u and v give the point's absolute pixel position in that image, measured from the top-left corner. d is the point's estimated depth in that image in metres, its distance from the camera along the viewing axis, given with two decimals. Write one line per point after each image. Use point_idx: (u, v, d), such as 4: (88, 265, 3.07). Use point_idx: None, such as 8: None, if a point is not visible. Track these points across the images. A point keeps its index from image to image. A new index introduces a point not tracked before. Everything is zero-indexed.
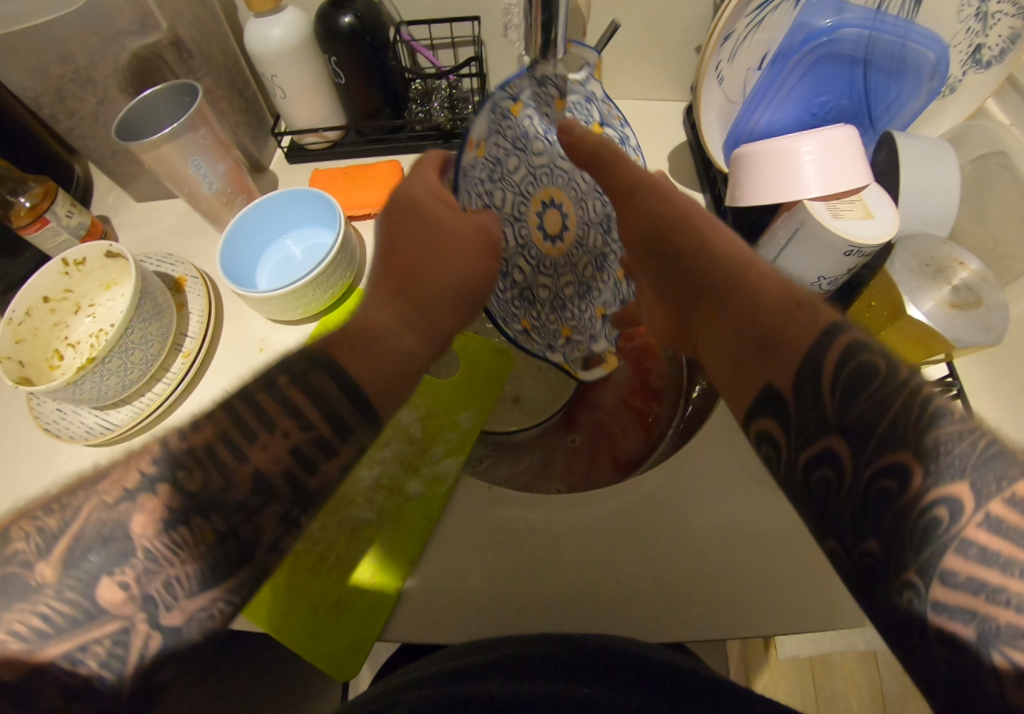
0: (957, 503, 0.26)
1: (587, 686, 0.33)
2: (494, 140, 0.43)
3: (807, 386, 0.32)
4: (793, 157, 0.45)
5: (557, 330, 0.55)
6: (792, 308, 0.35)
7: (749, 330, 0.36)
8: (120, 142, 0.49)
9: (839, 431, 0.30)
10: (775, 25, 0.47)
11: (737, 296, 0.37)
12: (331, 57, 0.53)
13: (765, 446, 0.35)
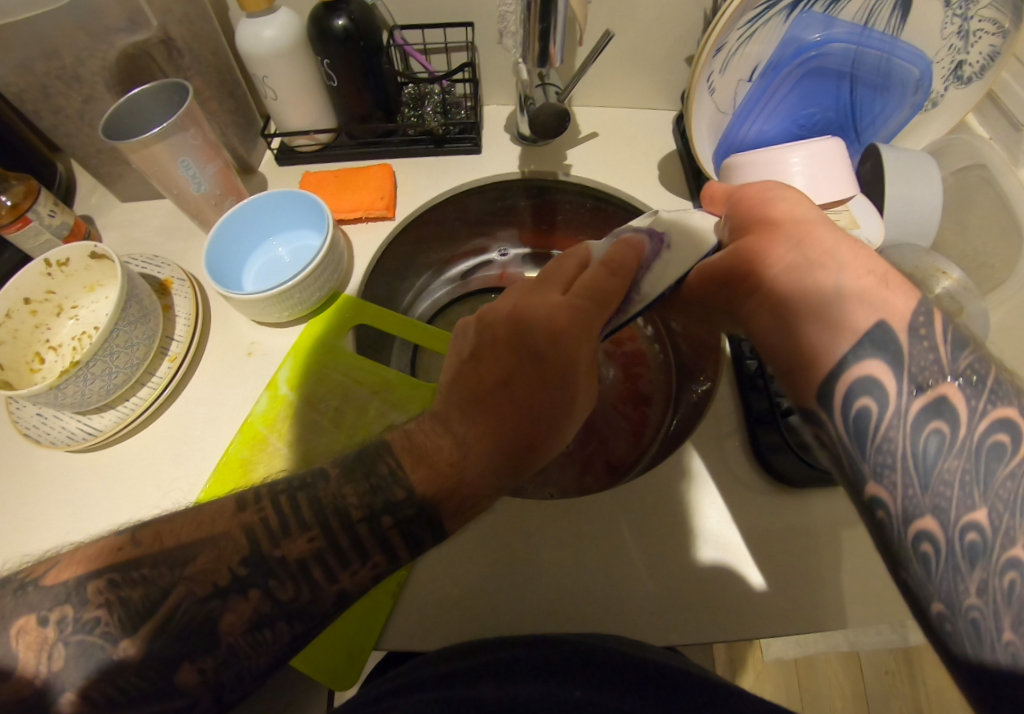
0: (1022, 433, 0.31)
1: (582, 690, 0.34)
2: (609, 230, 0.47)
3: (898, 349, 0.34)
4: (783, 169, 0.46)
5: None
6: (869, 274, 0.37)
7: (857, 276, 0.37)
8: (108, 141, 0.48)
9: (922, 365, 0.34)
10: (766, 38, 0.47)
11: (819, 273, 0.39)
12: (324, 60, 0.53)
13: (851, 409, 0.35)
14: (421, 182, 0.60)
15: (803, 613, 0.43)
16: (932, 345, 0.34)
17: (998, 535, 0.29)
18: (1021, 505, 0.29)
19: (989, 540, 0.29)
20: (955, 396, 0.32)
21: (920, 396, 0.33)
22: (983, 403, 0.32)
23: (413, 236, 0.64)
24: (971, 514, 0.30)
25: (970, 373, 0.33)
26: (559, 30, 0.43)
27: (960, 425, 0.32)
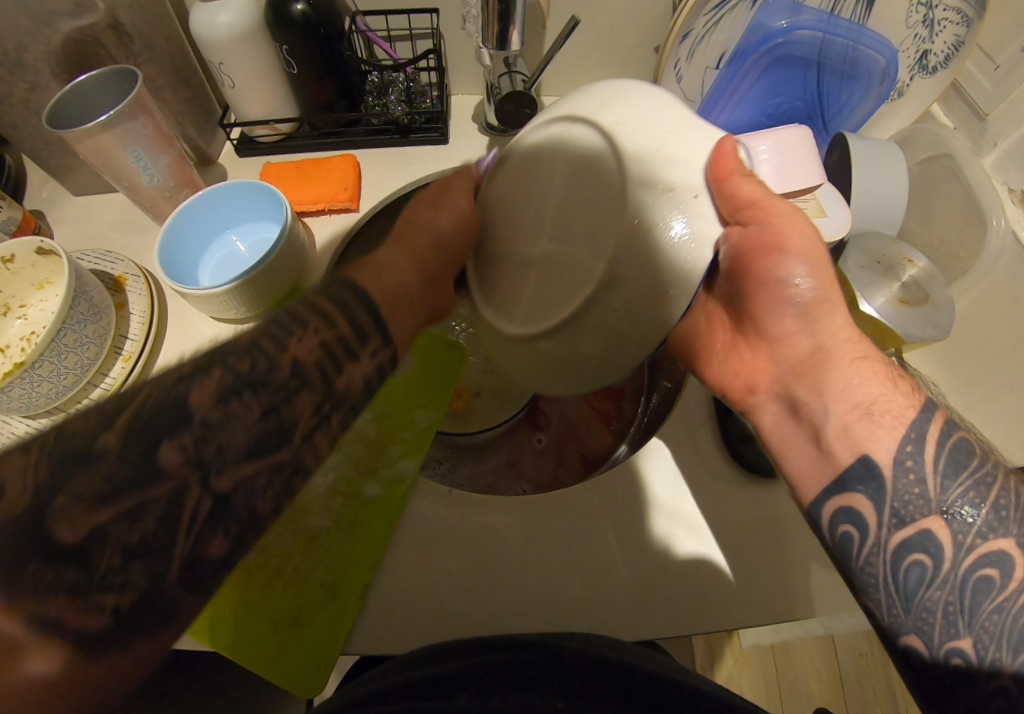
0: (1013, 566, 0.29)
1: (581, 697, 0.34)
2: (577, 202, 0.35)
3: (914, 455, 0.33)
4: (751, 157, 0.45)
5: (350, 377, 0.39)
6: (856, 408, 0.35)
7: (846, 416, 0.35)
8: (52, 131, 0.46)
9: (905, 502, 0.33)
10: (732, 26, 0.48)
11: (828, 369, 0.37)
12: (281, 46, 0.51)
13: (842, 523, 0.35)
14: (387, 173, 0.59)
15: (771, 602, 0.43)
16: (918, 478, 0.32)
17: (990, 660, 0.29)
18: (1006, 638, 0.29)
19: (973, 666, 0.29)
20: (940, 530, 0.31)
21: (901, 531, 0.32)
22: (970, 539, 0.31)
23: (379, 229, 0.63)
24: (957, 641, 0.30)
25: (960, 505, 0.31)
26: (521, 14, 0.42)
27: (943, 560, 0.31)
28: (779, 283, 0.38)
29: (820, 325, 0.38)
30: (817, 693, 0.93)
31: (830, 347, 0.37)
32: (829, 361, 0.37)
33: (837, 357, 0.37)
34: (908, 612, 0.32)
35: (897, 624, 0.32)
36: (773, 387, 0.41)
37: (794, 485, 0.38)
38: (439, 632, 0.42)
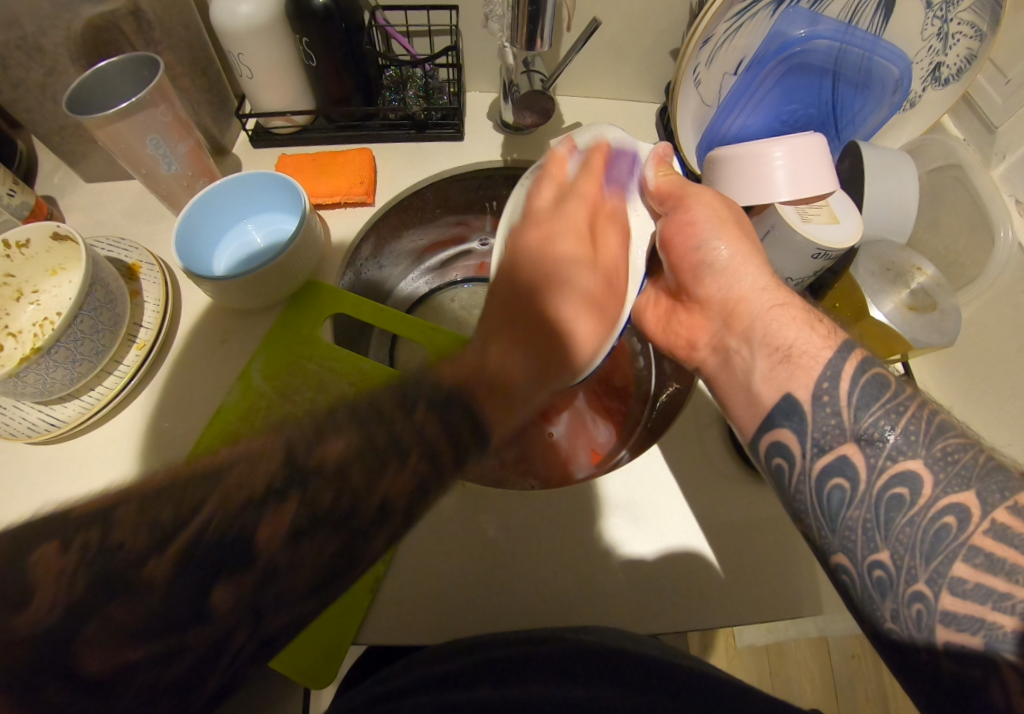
0: (922, 484, 0.32)
1: (582, 686, 0.34)
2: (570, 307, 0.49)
3: (825, 393, 0.36)
4: (765, 163, 0.46)
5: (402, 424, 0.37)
6: (776, 351, 0.39)
7: (769, 359, 0.39)
8: (71, 115, 0.46)
9: (825, 431, 0.36)
10: (752, 32, 0.47)
11: (762, 320, 0.41)
12: (301, 38, 0.51)
13: (775, 456, 0.38)
14: (402, 168, 0.59)
15: (776, 600, 0.43)
16: (834, 410, 0.35)
17: (905, 569, 0.31)
18: (919, 548, 0.31)
19: (892, 575, 0.31)
20: (854, 454, 0.34)
21: (822, 457, 0.35)
22: (882, 460, 0.33)
23: (392, 223, 0.63)
24: (875, 553, 0.32)
25: (876, 431, 0.34)
26: (547, 16, 0.43)
27: (859, 480, 0.33)
28: (706, 249, 0.43)
29: (740, 280, 0.42)
30: (810, 694, 0.94)
31: (751, 299, 0.42)
32: (751, 312, 0.41)
33: (755, 307, 0.41)
34: (834, 530, 0.34)
35: (829, 545, 0.35)
36: (711, 342, 0.45)
37: (739, 428, 0.41)
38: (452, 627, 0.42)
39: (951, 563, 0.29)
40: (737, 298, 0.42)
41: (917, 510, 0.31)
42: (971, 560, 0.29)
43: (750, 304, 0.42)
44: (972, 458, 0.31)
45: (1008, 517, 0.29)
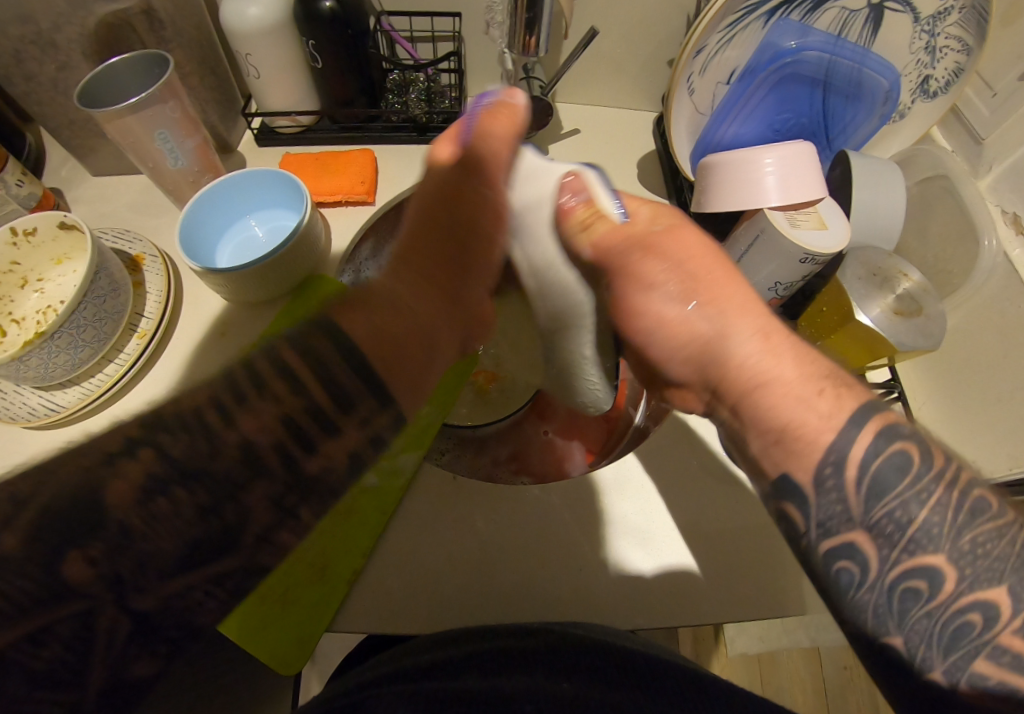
0: (944, 579, 0.27)
1: (569, 681, 0.34)
2: None
3: (829, 479, 0.30)
4: (756, 169, 0.47)
5: None
6: (770, 431, 0.32)
7: (763, 438, 0.33)
8: (82, 108, 0.47)
9: (830, 514, 0.30)
10: (743, 44, 0.49)
11: (749, 393, 0.33)
12: (308, 40, 0.53)
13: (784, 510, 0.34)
14: (403, 168, 0.60)
15: (760, 599, 0.44)
16: (842, 497, 0.29)
17: (921, 660, 0.27)
18: (935, 641, 0.27)
19: (905, 666, 0.28)
20: (865, 542, 0.29)
21: (825, 541, 0.30)
22: (898, 552, 0.28)
23: (390, 222, 0.63)
24: (886, 638, 0.28)
25: (889, 523, 0.28)
26: (545, 21, 0.44)
27: (869, 569, 0.29)
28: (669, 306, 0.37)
29: (728, 345, 0.34)
30: (800, 704, 0.93)
31: (735, 366, 0.33)
32: (734, 386, 0.34)
33: (739, 378, 0.33)
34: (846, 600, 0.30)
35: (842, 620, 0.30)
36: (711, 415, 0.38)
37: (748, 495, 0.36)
38: (437, 619, 0.43)
39: (972, 660, 0.26)
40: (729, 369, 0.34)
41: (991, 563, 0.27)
42: (996, 660, 0.25)
43: (772, 368, 0.32)
44: (1004, 548, 0.27)
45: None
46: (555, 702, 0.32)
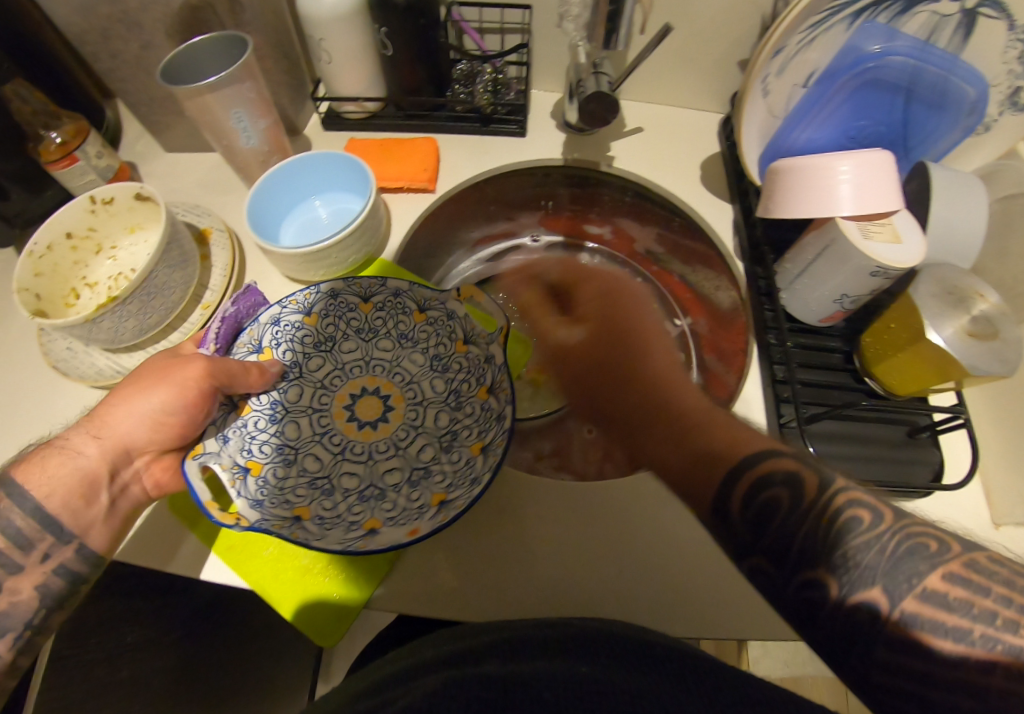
0: None
1: (586, 666, 0.33)
2: (426, 326, 0.57)
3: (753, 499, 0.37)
4: (831, 177, 0.46)
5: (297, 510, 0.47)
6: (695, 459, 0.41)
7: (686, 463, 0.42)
8: (164, 85, 0.49)
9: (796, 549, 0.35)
10: (824, 46, 0.48)
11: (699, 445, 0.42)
12: (380, 28, 0.53)
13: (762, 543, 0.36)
14: (462, 158, 0.60)
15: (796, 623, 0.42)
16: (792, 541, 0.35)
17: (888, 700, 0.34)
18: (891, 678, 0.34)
19: None
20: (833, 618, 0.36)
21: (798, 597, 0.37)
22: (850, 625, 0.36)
23: (448, 213, 0.63)
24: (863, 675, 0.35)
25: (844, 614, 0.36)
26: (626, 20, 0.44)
27: None
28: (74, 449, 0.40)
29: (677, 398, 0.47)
30: None
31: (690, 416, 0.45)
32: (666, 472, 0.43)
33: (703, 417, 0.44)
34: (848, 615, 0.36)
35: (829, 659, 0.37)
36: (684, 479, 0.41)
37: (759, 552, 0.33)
38: (468, 605, 0.43)
39: None
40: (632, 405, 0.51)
41: (930, 562, 0.32)
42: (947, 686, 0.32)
43: (698, 446, 0.42)
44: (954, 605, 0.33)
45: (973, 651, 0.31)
46: (570, 688, 0.31)
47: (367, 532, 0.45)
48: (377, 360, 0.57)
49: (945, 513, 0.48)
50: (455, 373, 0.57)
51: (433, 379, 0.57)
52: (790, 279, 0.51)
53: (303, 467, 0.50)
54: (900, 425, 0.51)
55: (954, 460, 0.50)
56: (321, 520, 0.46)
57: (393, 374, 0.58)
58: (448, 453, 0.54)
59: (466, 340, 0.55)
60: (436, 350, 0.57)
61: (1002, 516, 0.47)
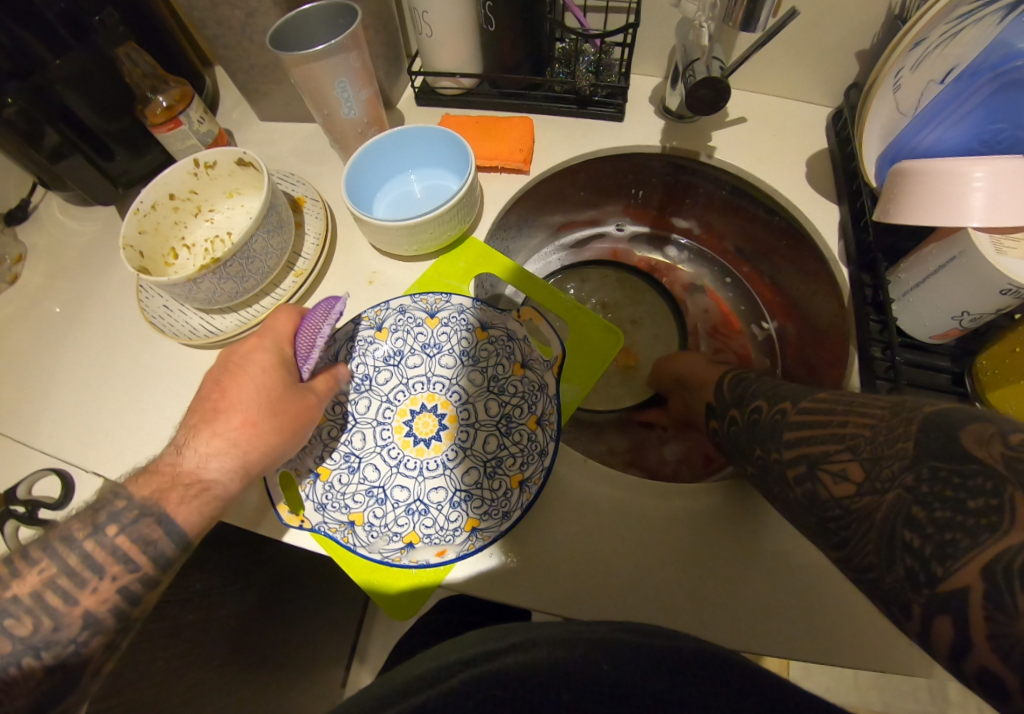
0: None
1: (612, 666, 0.30)
2: (494, 344, 0.50)
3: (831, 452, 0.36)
4: (962, 183, 0.42)
5: (353, 513, 0.43)
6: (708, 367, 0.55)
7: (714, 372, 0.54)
8: (273, 52, 0.49)
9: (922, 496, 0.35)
10: (971, 40, 0.44)
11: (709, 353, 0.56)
12: (486, 1, 0.52)
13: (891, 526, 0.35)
14: (554, 141, 0.59)
15: (884, 654, 0.39)
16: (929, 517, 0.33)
17: None
18: None
19: None
20: None
21: None
22: None
23: (534, 197, 0.63)
24: None
25: None
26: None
27: None
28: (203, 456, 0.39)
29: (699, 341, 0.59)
30: None
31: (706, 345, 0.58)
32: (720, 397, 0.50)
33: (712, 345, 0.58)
34: None
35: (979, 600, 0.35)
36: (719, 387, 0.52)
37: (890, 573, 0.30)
38: (541, 596, 0.41)
39: None
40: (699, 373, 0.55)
41: None
42: None
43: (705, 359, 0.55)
44: None
45: None
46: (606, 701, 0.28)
47: (405, 546, 0.42)
48: (440, 377, 0.51)
49: None
50: (510, 398, 0.48)
51: (494, 401, 0.49)
52: (905, 289, 0.47)
53: (362, 476, 0.46)
54: None
55: None
56: (372, 529, 0.43)
57: (459, 399, 0.50)
58: (490, 480, 0.45)
59: (520, 367, 0.48)
60: (495, 371, 0.49)
61: None
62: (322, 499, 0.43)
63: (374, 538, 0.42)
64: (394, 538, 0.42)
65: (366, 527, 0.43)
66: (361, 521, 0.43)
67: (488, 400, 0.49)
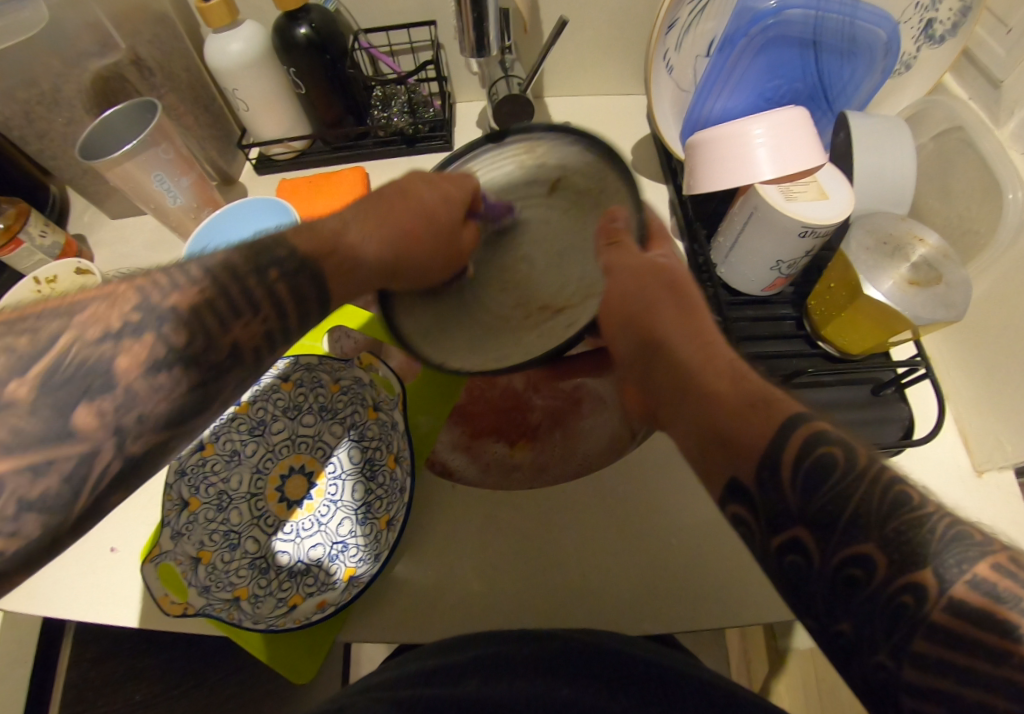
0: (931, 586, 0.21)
1: (569, 688, 0.32)
2: (348, 398, 0.51)
3: (767, 474, 0.26)
4: (746, 142, 0.45)
5: (234, 588, 0.41)
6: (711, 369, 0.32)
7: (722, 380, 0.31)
8: (85, 161, 0.51)
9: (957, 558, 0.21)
10: (719, 13, 0.48)
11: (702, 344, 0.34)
12: (290, 68, 0.55)
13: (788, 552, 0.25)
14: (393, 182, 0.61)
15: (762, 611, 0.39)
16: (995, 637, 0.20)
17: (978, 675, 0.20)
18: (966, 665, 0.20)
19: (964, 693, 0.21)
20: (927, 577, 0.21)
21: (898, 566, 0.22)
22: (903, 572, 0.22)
23: None
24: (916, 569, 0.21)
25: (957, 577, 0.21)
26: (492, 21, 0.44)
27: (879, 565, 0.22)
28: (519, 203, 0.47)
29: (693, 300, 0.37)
30: None
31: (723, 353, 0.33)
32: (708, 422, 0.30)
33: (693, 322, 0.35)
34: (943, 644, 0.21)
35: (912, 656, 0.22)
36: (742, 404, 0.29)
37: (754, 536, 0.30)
38: (439, 627, 0.42)
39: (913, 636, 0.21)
40: (711, 375, 0.31)
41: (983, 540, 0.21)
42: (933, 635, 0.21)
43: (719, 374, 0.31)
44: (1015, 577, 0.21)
45: (968, 593, 0.20)
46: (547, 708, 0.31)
47: (289, 609, 0.41)
48: (304, 437, 0.52)
49: (926, 469, 0.45)
50: (369, 443, 0.50)
51: (355, 449, 0.50)
52: (724, 253, 0.50)
53: (242, 551, 0.45)
54: (863, 383, 0.48)
55: (922, 415, 0.48)
56: (260, 601, 0.41)
57: (327, 454, 0.51)
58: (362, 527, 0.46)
59: (375, 412, 0.50)
60: (351, 420, 0.51)
61: (983, 461, 0.44)
62: (205, 580, 0.40)
63: (261, 612, 0.40)
64: (277, 604, 0.41)
65: (252, 600, 0.40)
66: (247, 594, 0.41)
67: (346, 451, 0.50)
